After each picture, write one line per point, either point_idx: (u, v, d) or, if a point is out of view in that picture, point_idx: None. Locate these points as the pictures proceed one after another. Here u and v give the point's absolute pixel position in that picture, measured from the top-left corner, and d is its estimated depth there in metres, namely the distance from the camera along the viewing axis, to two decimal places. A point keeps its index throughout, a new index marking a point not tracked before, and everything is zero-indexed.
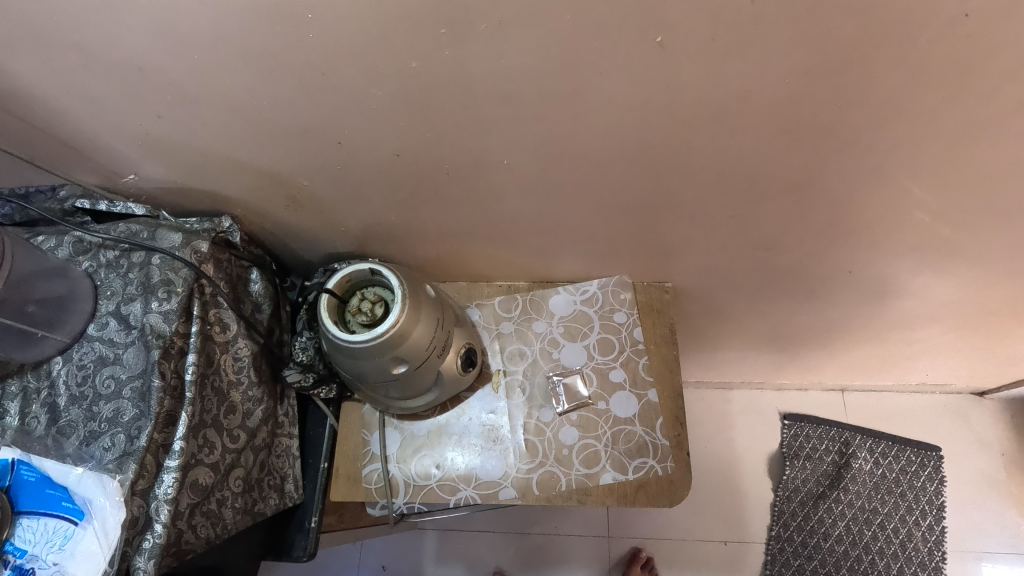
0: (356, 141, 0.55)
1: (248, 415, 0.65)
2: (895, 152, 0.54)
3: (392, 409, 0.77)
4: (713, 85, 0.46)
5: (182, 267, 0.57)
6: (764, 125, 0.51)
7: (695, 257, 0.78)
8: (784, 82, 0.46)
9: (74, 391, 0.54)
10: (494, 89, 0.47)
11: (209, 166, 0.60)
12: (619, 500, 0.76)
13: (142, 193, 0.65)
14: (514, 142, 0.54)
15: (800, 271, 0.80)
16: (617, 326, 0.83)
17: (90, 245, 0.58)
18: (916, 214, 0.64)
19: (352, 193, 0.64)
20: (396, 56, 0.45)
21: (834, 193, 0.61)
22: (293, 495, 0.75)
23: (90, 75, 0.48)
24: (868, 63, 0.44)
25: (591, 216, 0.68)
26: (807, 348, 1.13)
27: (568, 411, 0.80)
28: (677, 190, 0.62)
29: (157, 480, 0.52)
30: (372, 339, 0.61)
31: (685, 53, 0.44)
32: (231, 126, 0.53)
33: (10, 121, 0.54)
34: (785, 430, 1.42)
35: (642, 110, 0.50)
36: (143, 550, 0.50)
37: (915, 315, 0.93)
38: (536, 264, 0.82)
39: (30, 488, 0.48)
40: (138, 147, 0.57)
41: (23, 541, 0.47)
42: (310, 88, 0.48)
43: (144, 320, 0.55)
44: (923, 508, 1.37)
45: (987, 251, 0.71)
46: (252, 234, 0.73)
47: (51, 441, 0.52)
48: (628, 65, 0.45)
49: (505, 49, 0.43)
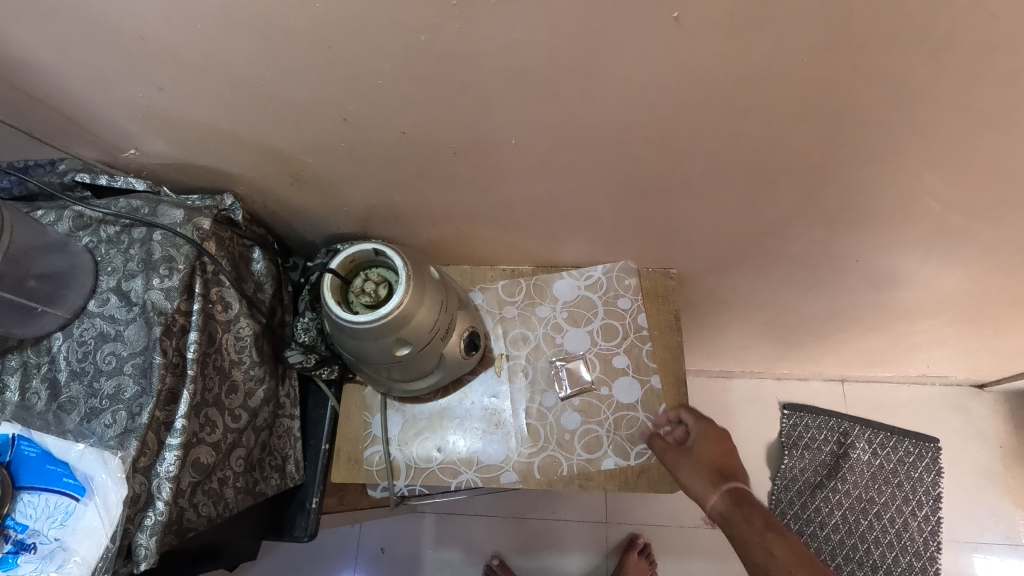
0: (361, 118, 0.54)
1: (249, 395, 0.65)
2: (911, 138, 0.53)
3: (394, 391, 0.77)
4: (729, 64, 0.45)
5: (184, 244, 0.56)
6: (779, 107, 0.50)
7: (702, 243, 0.77)
8: (802, 62, 0.45)
9: (75, 367, 0.53)
10: (504, 65, 0.46)
11: (211, 142, 0.59)
12: (620, 485, 0.76)
13: (143, 169, 0.64)
14: (523, 121, 0.53)
15: (807, 259, 0.80)
16: (621, 312, 0.83)
17: (91, 221, 0.58)
18: (928, 202, 0.63)
19: (355, 172, 0.63)
20: (404, 28, 0.43)
21: (845, 179, 0.60)
22: (294, 475, 0.74)
23: (90, 43, 0.47)
24: (891, 44, 0.43)
25: (597, 199, 0.67)
26: (809, 338, 1.12)
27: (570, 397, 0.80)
28: (686, 173, 0.61)
29: (159, 457, 0.52)
30: (376, 320, 0.60)
31: (702, 30, 0.42)
32: (234, 100, 0.52)
33: (8, 91, 0.52)
34: (784, 419, 1.42)
35: (655, 89, 0.48)
36: (145, 528, 0.50)
37: (919, 305, 0.93)
38: (540, 248, 0.81)
39: (31, 463, 0.48)
40: (138, 120, 0.56)
41: (24, 516, 0.46)
42: (315, 61, 0.47)
43: (145, 297, 0.54)
44: (919, 498, 1.37)
45: (996, 241, 0.70)
46: (254, 213, 0.72)
47: (52, 416, 0.51)
48: (643, 42, 0.44)
49: (517, 23, 0.42)
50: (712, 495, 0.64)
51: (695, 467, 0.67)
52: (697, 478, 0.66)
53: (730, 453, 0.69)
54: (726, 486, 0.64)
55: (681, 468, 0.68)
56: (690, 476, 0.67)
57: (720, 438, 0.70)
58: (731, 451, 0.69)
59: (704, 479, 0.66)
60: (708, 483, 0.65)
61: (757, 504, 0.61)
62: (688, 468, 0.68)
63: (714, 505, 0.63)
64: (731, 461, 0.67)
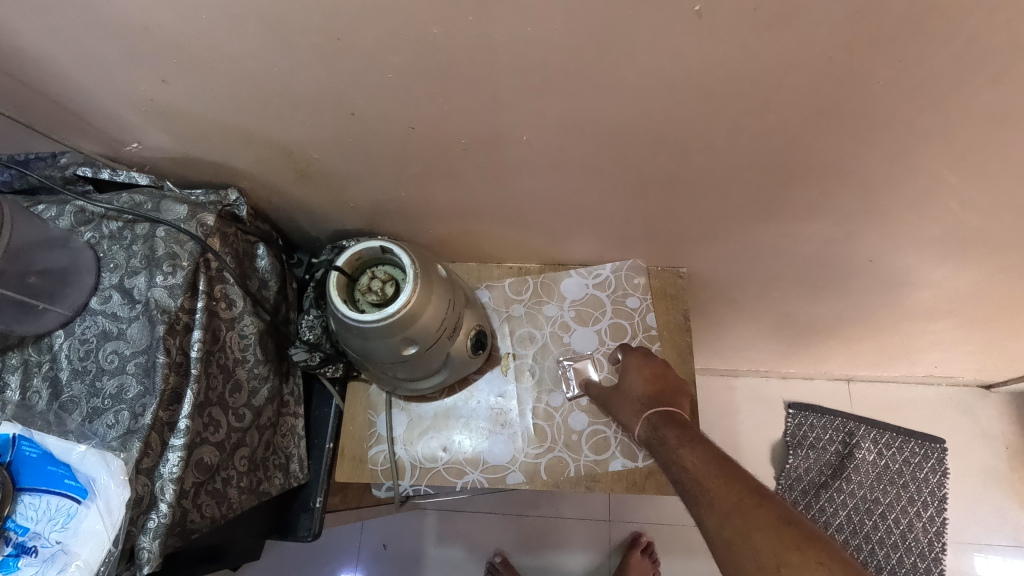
0: (369, 112, 0.53)
1: (253, 394, 0.64)
2: (934, 137, 0.51)
3: (400, 390, 0.76)
4: (750, 60, 0.44)
5: (188, 240, 0.55)
6: (799, 104, 0.49)
7: (713, 242, 0.76)
8: (825, 58, 0.44)
9: (76, 366, 0.52)
10: (518, 59, 0.45)
11: (215, 136, 0.57)
12: (628, 487, 0.75)
13: (146, 163, 0.63)
14: (535, 116, 0.52)
15: (819, 259, 0.78)
16: (629, 312, 0.82)
17: (93, 216, 0.56)
18: (947, 203, 0.61)
19: (362, 167, 0.62)
20: (416, 20, 0.42)
21: (863, 178, 0.59)
22: (299, 474, 0.73)
23: (91, 34, 0.45)
24: (920, 41, 0.41)
25: (608, 196, 0.66)
26: (816, 338, 1.11)
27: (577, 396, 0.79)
28: (701, 171, 0.60)
29: (162, 459, 0.51)
30: (383, 319, 0.59)
31: (724, 24, 0.41)
32: (240, 93, 0.51)
33: (8, 82, 0.51)
34: (790, 419, 1.41)
35: (672, 85, 0.47)
36: (148, 530, 0.49)
37: (931, 306, 0.92)
38: (548, 246, 0.80)
39: (32, 464, 0.46)
40: (141, 113, 0.54)
41: (24, 518, 0.44)
42: (322, 54, 0.46)
43: (148, 294, 0.53)
44: (924, 499, 1.37)
45: (1013, 242, 0.69)
46: (258, 208, 0.71)
47: (53, 416, 0.50)
48: (663, 36, 0.42)
49: (532, 16, 0.41)
50: (639, 426, 0.67)
51: (623, 405, 0.71)
52: (626, 413, 0.70)
53: (661, 374, 0.71)
54: (647, 415, 0.67)
55: (615, 409, 0.73)
56: (621, 414, 0.71)
57: (648, 363, 0.73)
58: (664, 371, 0.72)
59: (630, 413, 0.70)
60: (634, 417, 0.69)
61: (677, 422, 0.64)
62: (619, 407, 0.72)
63: (641, 435, 0.67)
64: (661, 383, 0.70)
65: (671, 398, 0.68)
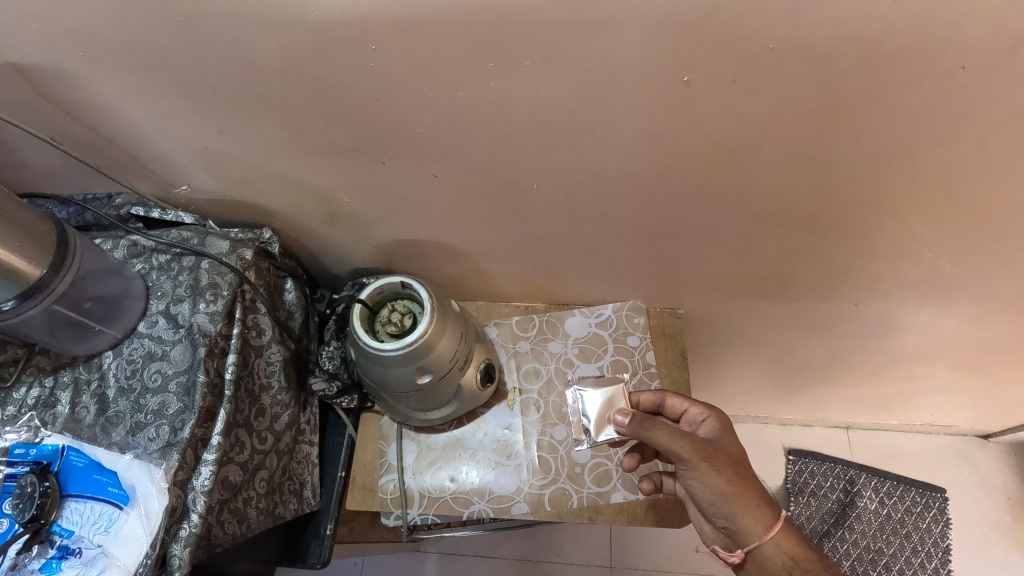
0: (397, 161, 0.59)
1: (275, 419, 0.68)
2: (902, 194, 0.57)
3: (411, 421, 0.80)
4: (732, 122, 0.50)
5: (228, 272, 0.62)
6: (779, 162, 0.55)
7: (706, 284, 0.81)
8: (798, 123, 0.50)
9: (122, 384, 0.59)
10: (530, 117, 0.52)
11: (257, 181, 0.64)
12: (629, 519, 0.78)
13: (190, 203, 0.69)
14: (544, 167, 0.58)
15: (809, 301, 0.83)
16: (630, 349, 0.87)
17: (144, 249, 0.64)
18: (921, 252, 0.66)
19: (386, 210, 0.68)
20: (446, 85, 0.49)
21: (843, 229, 0.64)
22: (310, 501, 0.76)
23: (163, 92, 0.53)
24: (879, 111, 0.48)
25: (608, 240, 0.71)
26: (812, 381, 1.14)
27: (597, 417, 0.77)
28: (692, 219, 0.65)
29: (194, 472, 0.56)
30: (402, 348, 0.64)
31: (710, 92, 0.48)
32: (284, 142, 0.58)
33: (81, 130, 0.58)
34: (790, 466, 1.41)
35: (665, 143, 0.54)
36: (179, 538, 0.54)
37: (920, 350, 0.95)
38: (554, 287, 0.85)
39: (78, 473, 0.54)
40: (194, 160, 0.62)
41: (70, 522, 0.52)
42: (361, 110, 0.53)
43: (191, 319, 0.60)
44: (928, 550, 1.35)
45: (988, 291, 0.73)
46: (287, 246, 0.77)
47: (99, 429, 0.57)
48: (656, 100, 0.49)
49: (545, 83, 0.48)
50: (775, 541, 0.62)
51: (726, 477, 0.62)
52: (745, 514, 0.62)
53: (732, 454, 0.65)
54: (777, 522, 0.62)
55: (704, 476, 0.62)
56: (721, 487, 0.62)
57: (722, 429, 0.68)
58: (734, 455, 0.65)
59: (738, 501, 0.62)
60: (756, 514, 0.62)
61: (821, 566, 0.63)
62: (721, 477, 0.62)
63: (758, 546, 0.62)
64: (733, 461, 0.64)
65: (745, 471, 0.64)
